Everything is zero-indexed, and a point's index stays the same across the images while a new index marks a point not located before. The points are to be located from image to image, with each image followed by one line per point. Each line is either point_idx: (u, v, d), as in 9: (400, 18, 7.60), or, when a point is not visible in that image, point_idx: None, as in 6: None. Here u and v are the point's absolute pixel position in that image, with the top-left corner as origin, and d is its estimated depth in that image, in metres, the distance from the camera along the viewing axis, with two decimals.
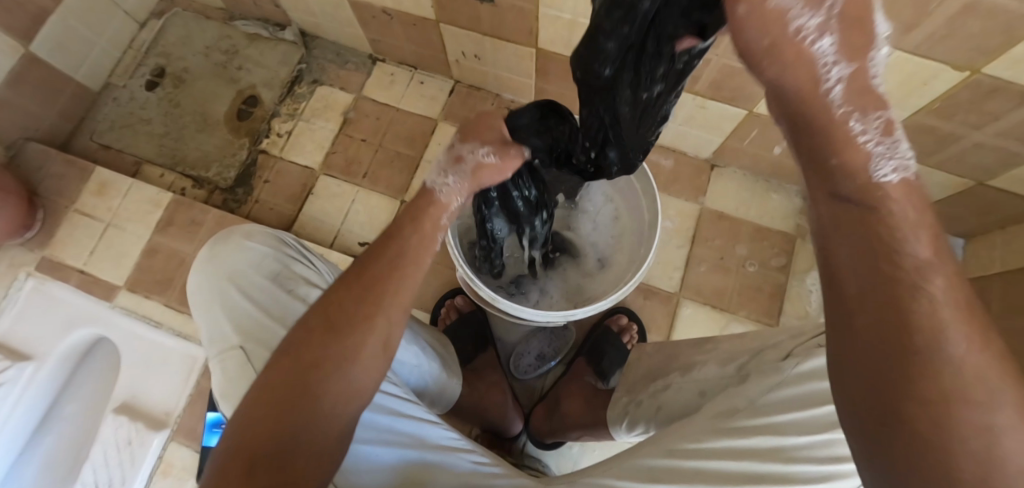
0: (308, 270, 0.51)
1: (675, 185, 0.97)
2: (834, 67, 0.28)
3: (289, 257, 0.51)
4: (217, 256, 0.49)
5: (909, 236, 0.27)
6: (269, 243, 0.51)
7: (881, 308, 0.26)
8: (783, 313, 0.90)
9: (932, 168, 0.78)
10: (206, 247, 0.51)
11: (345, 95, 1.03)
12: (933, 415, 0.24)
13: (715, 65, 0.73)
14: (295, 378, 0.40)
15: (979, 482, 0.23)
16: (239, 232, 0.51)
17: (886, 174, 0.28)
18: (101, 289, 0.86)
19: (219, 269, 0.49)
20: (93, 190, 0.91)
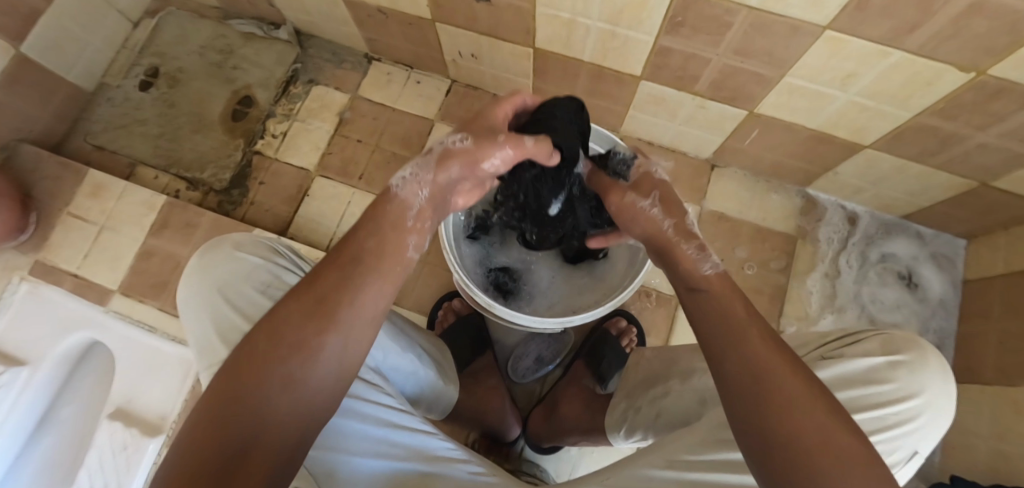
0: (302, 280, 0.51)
1: (674, 186, 0.96)
2: (657, 211, 0.53)
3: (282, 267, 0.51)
4: (207, 267, 0.49)
5: (733, 302, 0.44)
6: (259, 253, 0.50)
7: (731, 351, 0.41)
8: (782, 315, 0.89)
9: (934, 169, 0.77)
10: (194, 258, 0.50)
11: (341, 95, 1.02)
12: (781, 418, 0.36)
13: (715, 65, 0.72)
14: (248, 374, 0.37)
15: (817, 456, 0.34)
16: (228, 242, 0.51)
17: (710, 267, 0.48)
18: (96, 293, 0.86)
19: (210, 280, 0.48)
20: (87, 192, 0.91)
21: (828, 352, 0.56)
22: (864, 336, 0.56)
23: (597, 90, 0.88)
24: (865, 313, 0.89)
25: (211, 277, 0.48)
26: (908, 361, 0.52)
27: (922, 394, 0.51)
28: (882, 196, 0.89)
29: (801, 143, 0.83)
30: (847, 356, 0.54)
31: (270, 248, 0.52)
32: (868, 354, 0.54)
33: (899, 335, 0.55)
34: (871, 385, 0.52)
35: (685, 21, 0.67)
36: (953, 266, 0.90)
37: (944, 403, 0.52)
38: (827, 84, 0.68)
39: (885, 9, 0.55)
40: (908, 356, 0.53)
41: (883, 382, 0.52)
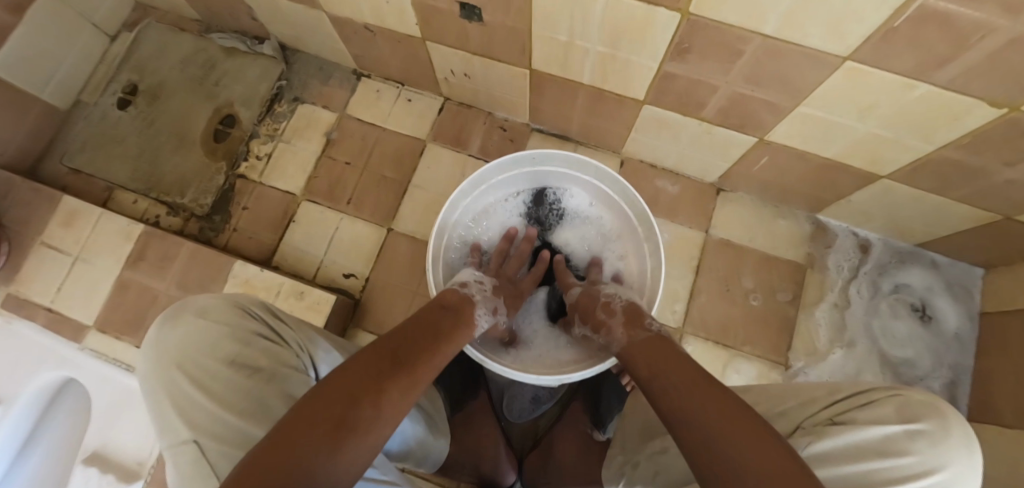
0: (273, 345, 0.48)
1: (678, 211, 0.91)
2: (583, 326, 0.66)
3: (250, 332, 0.47)
4: (168, 336, 0.46)
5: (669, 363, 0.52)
6: (225, 318, 0.47)
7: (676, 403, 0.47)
8: (791, 350, 0.85)
9: (955, 202, 0.72)
10: (155, 326, 0.47)
11: (328, 114, 0.97)
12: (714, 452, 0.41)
13: (724, 93, 0.68)
14: (345, 403, 0.41)
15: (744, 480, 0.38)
16: (191, 309, 0.48)
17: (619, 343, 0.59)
18: (70, 329, 0.82)
19: (170, 352, 0.45)
20: (60, 220, 0.86)
21: (837, 416, 0.50)
22: (877, 399, 0.50)
23: (597, 113, 0.83)
24: (875, 348, 0.85)
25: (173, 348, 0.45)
26: (929, 431, 0.46)
27: (947, 469, 0.45)
28: (897, 224, 0.84)
29: (813, 171, 0.78)
30: (856, 424, 0.49)
31: (238, 311, 0.49)
32: (883, 420, 0.48)
33: (918, 399, 0.50)
34: (887, 458, 0.46)
35: (692, 47, 0.62)
36: (970, 298, 0.85)
37: (971, 480, 0.46)
38: (845, 114, 0.63)
39: (914, 41, 0.50)
40: (928, 424, 0.47)
41: (901, 454, 0.46)
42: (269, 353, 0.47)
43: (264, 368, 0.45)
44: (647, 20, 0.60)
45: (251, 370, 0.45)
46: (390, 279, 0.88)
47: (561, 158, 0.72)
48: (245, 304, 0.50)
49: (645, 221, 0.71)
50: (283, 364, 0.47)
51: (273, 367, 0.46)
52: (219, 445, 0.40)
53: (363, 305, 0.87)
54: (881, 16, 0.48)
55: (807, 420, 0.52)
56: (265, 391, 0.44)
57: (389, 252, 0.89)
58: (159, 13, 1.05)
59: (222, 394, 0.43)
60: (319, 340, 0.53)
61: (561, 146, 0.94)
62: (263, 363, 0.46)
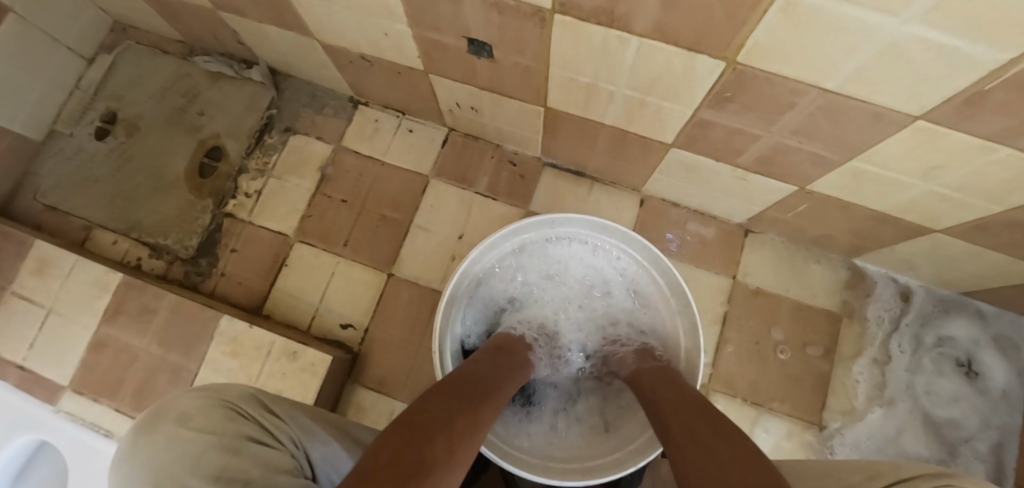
0: (267, 449, 0.45)
1: (704, 255, 0.84)
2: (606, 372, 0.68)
3: (242, 436, 0.44)
4: (144, 449, 0.42)
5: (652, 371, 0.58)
6: (214, 423, 0.44)
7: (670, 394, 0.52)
8: (826, 409, 0.79)
9: (1016, 260, 0.65)
10: (129, 436, 0.44)
11: (323, 146, 0.89)
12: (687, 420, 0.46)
13: (765, 142, 0.60)
14: (444, 416, 0.43)
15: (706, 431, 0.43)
16: (170, 416, 0.44)
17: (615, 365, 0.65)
18: (44, 390, 0.76)
19: (148, 471, 0.41)
20: (31, 269, 0.79)
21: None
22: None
23: (617, 153, 0.76)
24: (917, 407, 0.79)
25: (148, 459, 0.41)
26: None
27: None
28: (944, 275, 0.77)
29: (856, 220, 0.71)
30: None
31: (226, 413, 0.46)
32: None
33: None
34: None
35: (735, 96, 0.54)
36: (1018, 352, 0.78)
37: None
38: (904, 171, 0.56)
39: (1002, 108, 0.42)
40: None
41: None
42: (261, 460, 0.43)
43: (253, 479, 0.42)
44: (682, 67, 0.53)
45: (242, 480, 0.41)
46: (391, 330, 0.81)
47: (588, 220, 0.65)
48: (235, 405, 0.47)
49: (679, 293, 0.65)
50: (276, 470, 0.44)
51: (265, 475, 0.42)
52: None
53: (362, 359, 0.81)
54: (967, 79, 0.41)
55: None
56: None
57: (389, 300, 0.83)
58: (140, 34, 0.97)
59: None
60: (308, 430, 0.51)
61: (576, 183, 0.87)
62: (252, 474, 0.42)
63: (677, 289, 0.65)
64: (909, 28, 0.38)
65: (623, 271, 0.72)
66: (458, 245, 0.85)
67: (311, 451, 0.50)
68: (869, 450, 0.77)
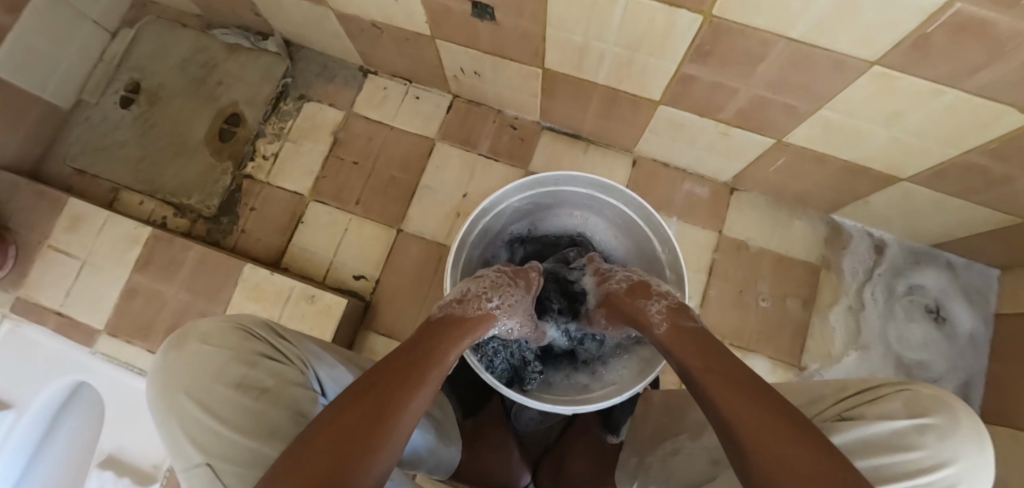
0: (279, 364, 0.53)
1: (692, 212, 0.90)
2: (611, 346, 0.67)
3: (256, 353, 0.53)
4: (175, 363, 0.51)
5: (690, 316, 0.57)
6: (228, 341, 0.52)
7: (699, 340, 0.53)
8: (805, 353, 0.85)
9: (976, 206, 0.71)
10: (161, 350, 0.53)
11: (335, 113, 0.95)
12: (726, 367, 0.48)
13: (742, 95, 0.66)
14: (375, 402, 0.44)
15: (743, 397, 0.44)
16: (193, 337, 0.53)
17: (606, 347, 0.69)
18: (81, 334, 0.82)
19: (181, 379, 0.50)
20: (65, 225, 0.85)
21: (847, 412, 0.49)
22: (885, 393, 0.49)
23: (610, 114, 0.82)
24: (890, 353, 0.85)
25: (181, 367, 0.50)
26: (937, 425, 0.45)
27: (956, 462, 0.43)
28: (913, 227, 0.83)
29: (829, 173, 0.77)
30: (866, 419, 0.47)
31: (242, 333, 0.54)
32: (892, 415, 0.47)
33: (925, 392, 0.48)
34: (898, 454, 0.44)
35: (713, 50, 0.60)
36: (985, 299, 0.84)
37: (983, 465, 0.44)
38: (868, 118, 0.62)
39: (945, 50, 0.48)
40: (936, 418, 0.45)
41: (910, 449, 0.44)
42: (274, 374, 0.51)
43: (269, 388, 0.50)
44: (666, 23, 0.58)
45: (259, 390, 0.50)
46: (400, 281, 0.88)
47: (588, 180, 0.69)
48: (248, 325, 0.55)
49: (668, 247, 0.69)
50: (289, 382, 0.52)
51: (281, 386, 0.51)
52: (233, 465, 0.46)
53: (373, 308, 0.87)
54: (912, 24, 0.46)
55: (816, 418, 0.51)
56: (269, 411, 0.49)
57: (400, 254, 0.89)
58: (160, 9, 1.03)
59: (232, 418, 0.48)
60: (317, 346, 0.58)
61: (572, 145, 0.92)
62: (268, 385, 0.50)
63: (668, 244, 0.69)
64: None
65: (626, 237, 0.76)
66: (462, 203, 0.91)
67: (320, 370, 0.56)
68: None
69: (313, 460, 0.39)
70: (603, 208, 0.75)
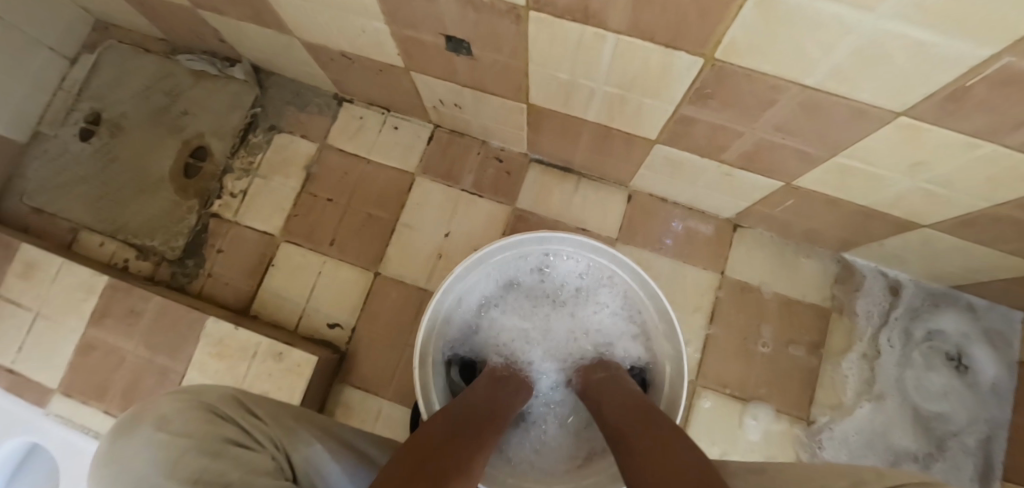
0: (248, 451, 0.45)
1: (692, 251, 0.84)
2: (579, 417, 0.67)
3: (221, 438, 0.44)
4: (119, 451, 0.42)
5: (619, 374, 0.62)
6: (190, 425, 0.44)
7: (617, 392, 0.58)
8: (814, 404, 0.79)
9: (1005, 254, 0.64)
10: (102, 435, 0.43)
11: (308, 145, 0.89)
12: (637, 403, 0.54)
13: (748, 139, 0.59)
14: None
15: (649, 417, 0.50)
16: (149, 420, 0.44)
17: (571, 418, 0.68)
18: (36, 392, 0.76)
19: (125, 474, 0.40)
20: (17, 272, 0.79)
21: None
22: None
23: (603, 149, 0.75)
24: (906, 402, 0.79)
25: (131, 458, 0.41)
26: None
27: None
28: (935, 271, 0.76)
29: (842, 215, 0.70)
30: None
31: (204, 412, 0.46)
32: None
33: None
34: None
35: (715, 93, 0.53)
36: (1010, 348, 0.77)
37: None
38: (890, 167, 0.55)
39: (985, 105, 0.41)
40: None
41: None
42: (242, 464, 0.43)
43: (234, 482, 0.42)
44: (661, 64, 0.51)
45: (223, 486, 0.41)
46: (377, 329, 0.81)
47: (572, 240, 0.63)
48: (214, 407, 0.47)
49: (665, 317, 0.63)
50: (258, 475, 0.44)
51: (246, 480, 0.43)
52: None
53: (349, 358, 0.81)
54: (948, 76, 0.39)
55: None
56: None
57: (377, 300, 0.82)
58: (121, 32, 0.96)
59: None
60: (299, 434, 0.51)
61: (563, 178, 0.86)
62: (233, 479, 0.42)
63: (665, 313, 0.63)
64: (887, 24, 0.36)
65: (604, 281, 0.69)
66: (444, 242, 0.84)
67: (294, 452, 0.49)
68: (855, 444, 0.78)
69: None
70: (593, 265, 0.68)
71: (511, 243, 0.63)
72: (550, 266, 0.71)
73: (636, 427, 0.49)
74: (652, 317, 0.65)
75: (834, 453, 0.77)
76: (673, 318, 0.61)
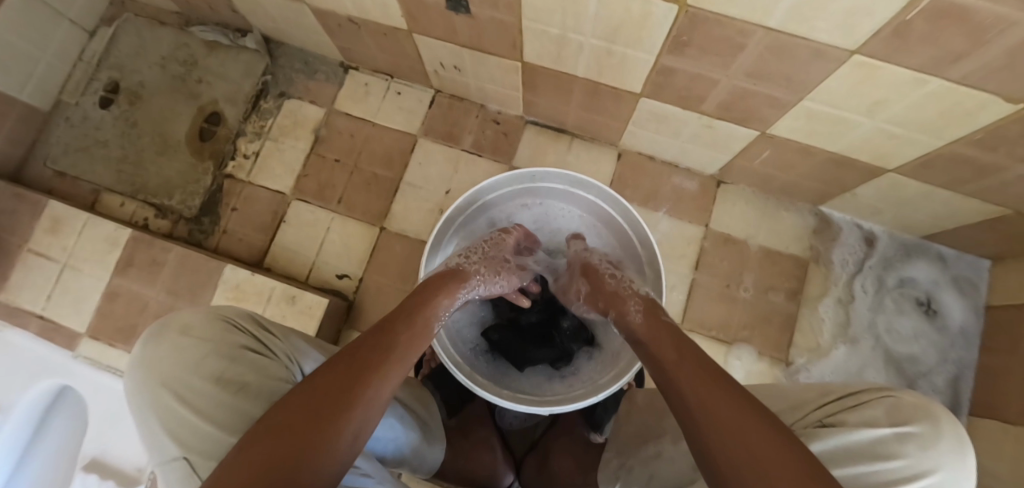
0: (264, 358, 0.47)
1: (678, 206, 0.89)
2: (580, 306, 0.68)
3: (238, 346, 0.47)
4: (155, 352, 0.45)
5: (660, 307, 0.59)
6: (212, 333, 0.47)
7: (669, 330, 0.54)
8: (793, 347, 0.84)
9: (965, 197, 0.69)
10: (140, 341, 0.47)
11: (316, 110, 0.94)
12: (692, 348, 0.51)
13: (724, 87, 0.65)
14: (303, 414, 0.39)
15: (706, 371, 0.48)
16: (176, 328, 0.47)
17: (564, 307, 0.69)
18: (63, 338, 0.82)
19: (159, 371, 0.44)
20: (46, 227, 0.85)
21: (827, 417, 0.49)
22: (867, 400, 0.49)
23: (594, 107, 0.81)
24: (879, 345, 0.84)
25: (164, 359, 0.44)
26: (919, 434, 0.45)
27: (937, 471, 0.43)
28: (904, 219, 0.82)
29: (815, 165, 0.75)
30: (848, 425, 0.47)
31: (222, 324, 0.48)
32: (873, 422, 0.46)
33: (908, 400, 0.48)
34: (879, 462, 0.44)
35: (692, 40, 0.58)
36: (975, 291, 0.82)
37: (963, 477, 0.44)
38: (853, 110, 0.60)
39: (926, 37, 0.46)
40: (918, 426, 0.45)
41: (891, 458, 0.44)
42: (258, 368, 0.46)
43: (251, 382, 0.44)
44: (642, 13, 0.57)
45: (239, 385, 0.44)
46: (383, 280, 0.87)
47: (563, 177, 0.70)
48: (231, 318, 0.49)
49: (647, 248, 0.70)
50: (271, 378, 0.46)
51: (261, 381, 0.45)
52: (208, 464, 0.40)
53: (357, 307, 0.86)
54: (891, 12, 0.44)
55: (796, 424, 0.51)
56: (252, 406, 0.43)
57: (383, 253, 0.88)
58: (138, 6, 1.01)
59: (211, 411, 0.42)
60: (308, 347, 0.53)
61: (557, 139, 0.91)
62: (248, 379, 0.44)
63: (647, 244, 0.70)
64: None
65: (583, 209, 0.76)
66: (445, 200, 0.89)
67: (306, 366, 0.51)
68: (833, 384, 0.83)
69: (285, 426, 0.38)
70: (582, 206, 0.75)
71: (508, 179, 0.70)
72: (544, 210, 0.78)
73: (691, 378, 0.47)
74: (635, 250, 0.72)
75: None
76: (655, 247, 0.68)
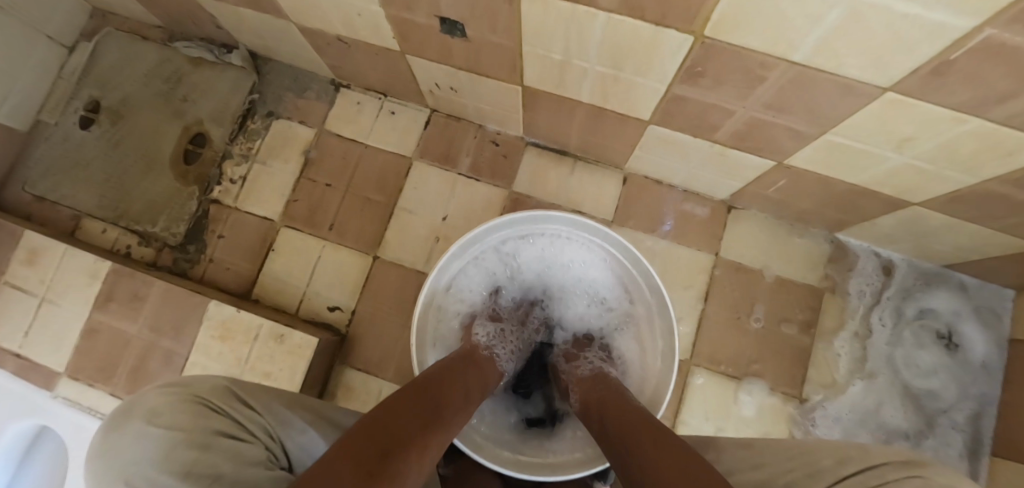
0: (241, 443, 0.44)
1: (687, 233, 0.84)
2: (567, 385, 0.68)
3: (212, 431, 0.43)
4: (118, 441, 0.41)
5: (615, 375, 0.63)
6: (183, 418, 0.43)
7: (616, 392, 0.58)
8: (807, 382, 0.80)
9: (995, 232, 0.65)
10: (100, 429, 0.42)
11: (306, 130, 0.90)
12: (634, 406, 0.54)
13: (739, 117, 0.60)
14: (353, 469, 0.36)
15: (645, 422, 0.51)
16: (142, 413, 0.43)
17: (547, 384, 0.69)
18: (43, 376, 0.78)
19: (123, 464, 0.40)
20: (22, 258, 0.80)
21: None
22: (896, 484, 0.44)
23: (598, 130, 0.76)
24: (897, 380, 0.80)
25: (128, 449, 0.40)
26: None
27: None
28: (925, 249, 0.77)
29: (834, 194, 0.71)
30: None
31: (194, 407, 0.45)
32: None
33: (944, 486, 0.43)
34: None
35: (706, 71, 0.54)
36: (999, 322, 0.78)
37: None
38: (879, 144, 0.56)
39: (969, 78, 0.42)
40: None
41: None
42: (233, 455, 0.42)
43: (225, 473, 0.41)
44: (652, 42, 0.52)
45: (211, 477, 0.40)
46: (377, 312, 0.83)
47: (565, 218, 0.66)
48: (206, 399, 0.46)
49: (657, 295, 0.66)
50: (247, 465, 0.42)
51: (236, 470, 0.41)
52: None
53: (349, 340, 0.82)
54: (933, 50, 0.40)
55: None
56: None
57: (376, 283, 0.83)
58: (119, 20, 0.96)
59: None
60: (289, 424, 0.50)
61: (558, 161, 0.87)
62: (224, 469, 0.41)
63: (657, 290, 0.66)
64: None
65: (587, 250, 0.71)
66: (442, 226, 0.85)
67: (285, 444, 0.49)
68: (849, 421, 0.79)
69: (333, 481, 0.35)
70: (586, 247, 0.71)
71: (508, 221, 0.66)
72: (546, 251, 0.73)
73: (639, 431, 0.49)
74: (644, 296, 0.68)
75: (826, 430, 0.79)
76: (666, 296, 0.64)
